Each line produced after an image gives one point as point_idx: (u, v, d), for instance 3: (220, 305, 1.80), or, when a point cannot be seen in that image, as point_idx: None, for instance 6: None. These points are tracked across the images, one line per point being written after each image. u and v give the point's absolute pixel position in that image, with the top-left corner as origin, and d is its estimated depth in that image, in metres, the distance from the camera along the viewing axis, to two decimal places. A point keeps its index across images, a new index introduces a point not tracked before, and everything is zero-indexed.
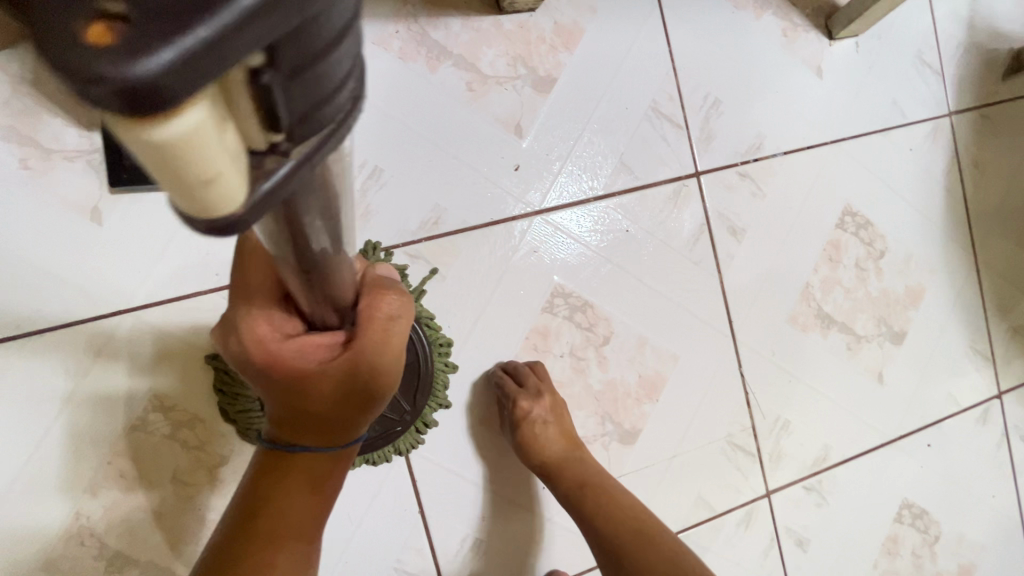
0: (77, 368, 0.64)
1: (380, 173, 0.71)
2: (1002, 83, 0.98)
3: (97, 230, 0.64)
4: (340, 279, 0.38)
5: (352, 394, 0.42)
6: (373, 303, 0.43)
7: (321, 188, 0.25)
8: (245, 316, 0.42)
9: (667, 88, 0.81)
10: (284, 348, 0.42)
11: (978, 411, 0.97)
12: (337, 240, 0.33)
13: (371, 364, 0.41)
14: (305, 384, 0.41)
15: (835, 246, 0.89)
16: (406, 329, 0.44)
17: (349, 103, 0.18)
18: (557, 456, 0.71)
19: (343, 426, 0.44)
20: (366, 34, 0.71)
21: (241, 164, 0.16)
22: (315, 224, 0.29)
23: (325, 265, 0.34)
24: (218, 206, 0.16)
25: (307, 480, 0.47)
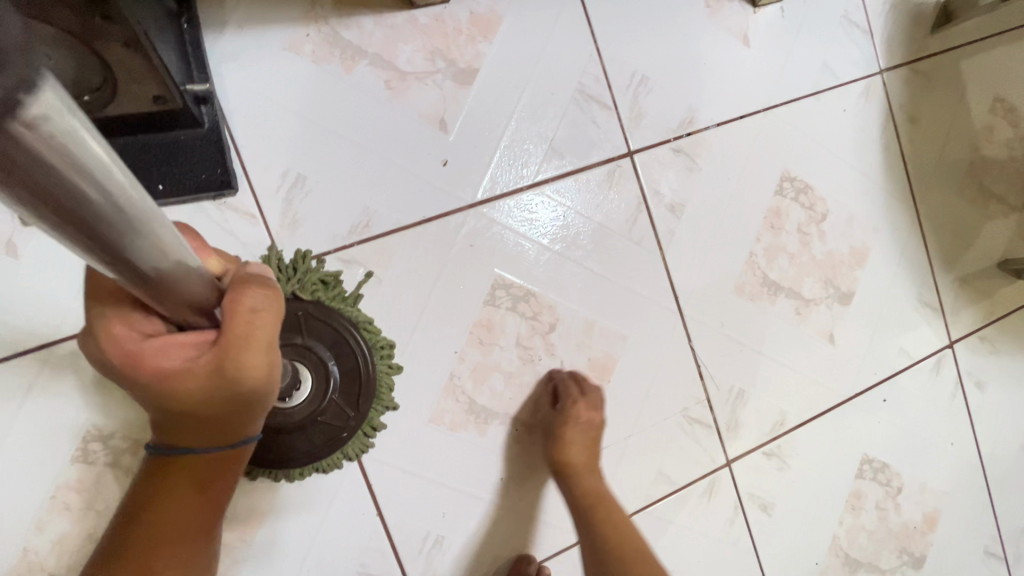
0: (10, 405, 0.63)
1: (304, 180, 0.70)
2: (931, 37, 0.98)
3: (17, 264, 0.63)
4: (188, 285, 0.36)
5: (222, 395, 0.42)
6: (234, 299, 0.40)
7: (84, 194, 0.23)
8: (104, 320, 0.41)
9: (592, 70, 0.80)
10: (143, 349, 0.41)
11: (931, 362, 0.99)
12: (163, 247, 0.31)
13: (235, 365, 0.41)
14: (172, 385, 0.42)
15: (776, 213, 0.90)
16: (274, 323, 0.42)
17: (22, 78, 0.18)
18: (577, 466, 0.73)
19: (221, 427, 0.45)
20: (277, 40, 0.70)
21: None
22: (125, 243, 0.28)
23: (161, 274, 0.33)
24: None
25: (193, 484, 0.50)
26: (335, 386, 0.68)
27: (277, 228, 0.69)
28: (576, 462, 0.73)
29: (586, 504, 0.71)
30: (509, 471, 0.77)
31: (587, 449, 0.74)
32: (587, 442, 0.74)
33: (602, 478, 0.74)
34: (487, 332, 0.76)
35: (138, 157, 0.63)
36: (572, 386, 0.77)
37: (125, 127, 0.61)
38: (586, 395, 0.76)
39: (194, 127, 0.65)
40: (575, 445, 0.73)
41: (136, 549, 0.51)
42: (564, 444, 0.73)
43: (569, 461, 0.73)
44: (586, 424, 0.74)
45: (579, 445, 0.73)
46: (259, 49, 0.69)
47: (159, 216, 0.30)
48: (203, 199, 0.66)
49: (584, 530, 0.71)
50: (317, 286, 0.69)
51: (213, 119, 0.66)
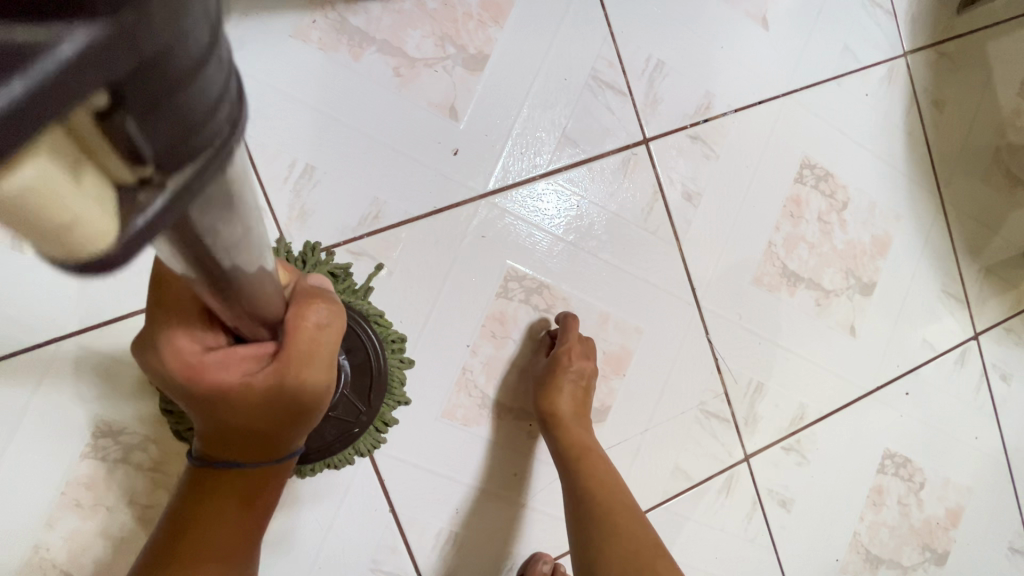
0: (17, 402, 0.62)
1: (312, 171, 0.69)
2: (957, 17, 0.95)
3: (22, 258, 0.62)
4: (262, 296, 0.38)
5: (282, 405, 0.43)
6: (300, 313, 0.42)
7: (220, 212, 0.25)
8: (165, 332, 0.41)
9: (606, 55, 0.78)
10: (206, 361, 0.42)
11: (954, 354, 0.96)
12: (248, 260, 0.33)
13: (297, 376, 0.42)
14: (229, 395, 0.42)
15: (796, 201, 0.87)
16: (336, 338, 0.44)
17: (218, 140, 0.19)
18: (565, 414, 0.71)
19: (277, 439, 0.45)
20: (283, 27, 0.68)
21: (104, 203, 0.17)
22: (228, 257, 0.30)
23: (241, 284, 0.34)
24: (86, 243, 0.17)
25: (237, 498, 0.48)
26: (346, 380, 0.66)
27: (286, 220, 0.68)
28: (561, 415, 0.71)
29: (571, 452, 0.69)
30: (523, 465, 0.76)
31: (575, 402, 0.72)
32: (576, 394, 0.72)
33: (589, 433, 0.71)
34: (501, 324, 0.75)
35: None
36: (573, 332, 0.74)
37: None
38: (580, 344, 0.74)
39: None
40: (563, 395, 0.71)
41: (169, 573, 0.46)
42: (551, 395, 0.71)
43: (556, 411, 0.71)
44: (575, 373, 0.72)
45: (567, 395, 0.71)
46: (265, 36, 0.67)
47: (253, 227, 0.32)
48: None
49: (567, 479, 0.68)
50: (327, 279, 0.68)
51: None
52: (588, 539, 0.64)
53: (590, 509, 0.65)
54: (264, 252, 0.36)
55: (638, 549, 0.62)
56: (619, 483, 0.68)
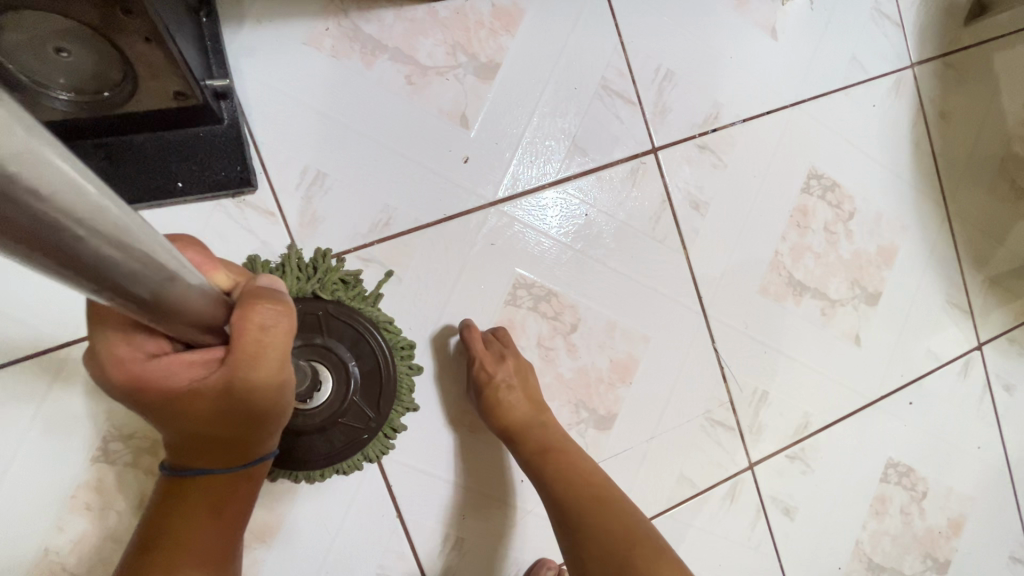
0: (29, 405, 0.62)
1: (323, 178, 0.69)
2: (964, 30, 0.95)
3: None
4: (192, 308, 0.33)
5: (240, 409, 0.40)
6: (243, 317, 0.37)
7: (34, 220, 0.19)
8: (102, 340, 0.38)
9: (616, 64, 0.78)
10: (150, 370, 0.39)
11: (958, 365, 0.97)
12: (162, 275, 0.28)
13: (251, 381, 0.39)
14: (184, 402, 0.40)
15: (803, 211, 0.87)
16: (286, 339, 0.39)
17: None
18: (520, 419, 0.69)
19: (238, 443, 0.43)
20: (296, 34, 0.68)
21: None
22: (107, 271, 0.24)
23: (160, 300, 0.30)
24: None
25: (210, 502, 0.47)
26: (355, 387, 0.66)
27: (297, 227, 0.68)
28: (515, 418, 0.69)
29: (535, 457, 0.67)
30: None
31: (526, 401, 0.70)
32: (521, 397, 0.70)
33: (547, 430, 0.69)
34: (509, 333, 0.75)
35: (156, 156, 0.61)
36: (478, 342, 0.71)
37: (143, 125, 0.59)
38: (492, 351, 0.71)
39: (213, 124, 0.63)
40: (514, 402, 0.69)
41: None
42: (503, 405, 0.69)
43: (512, 421, 0.69)
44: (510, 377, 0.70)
45: (515, 403, 0.69)
46: (278, 43, 0.68)
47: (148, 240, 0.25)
48: (222, 197, 0.65)
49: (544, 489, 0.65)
50: (337, 286, 0.68)
51: (232, 115, 0.64)
52: (571, 537, 0.61)
53: (565, 516, 0.62)
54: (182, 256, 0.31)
55: (625, 539, 0.59)
56: (592, 476, 0.65)
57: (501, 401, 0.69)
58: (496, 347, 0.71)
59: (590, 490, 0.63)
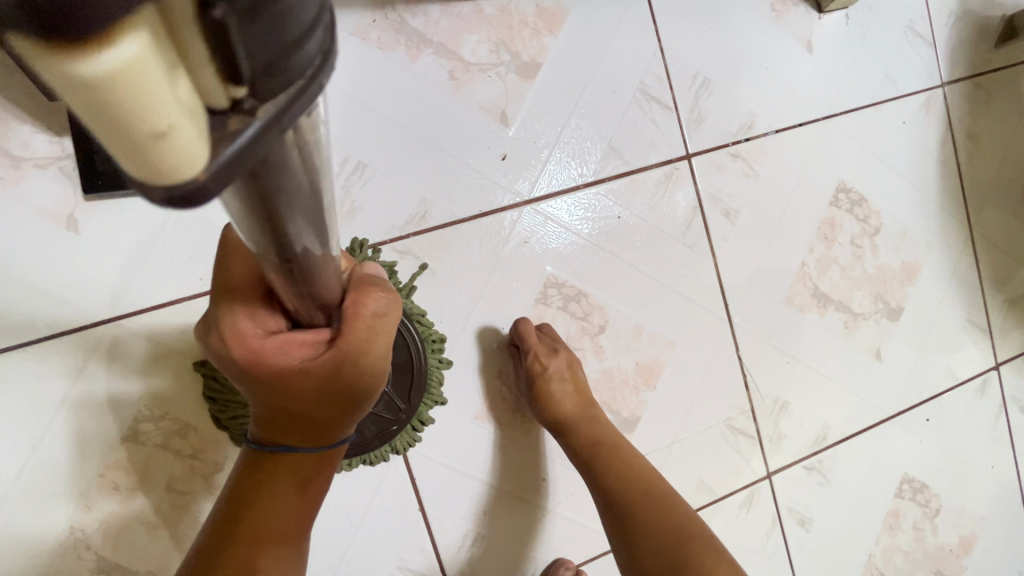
0: (61, 382, 0.62)
1: (364, 168, 0.69)
2: (994, 51, 0.96)
3: (76, 240, 0.63)
4: (325, 277, 0.35)
5: (337, 393, 0.40)
6: (359, 300, 0.39)
7: (300, 179, 0.23)
8: (225, 312, 0.39)
9: (654, 69, 0.79)
10: (264, 345, 0.39)
11: (975, 383, 0.97)
12: (319, 239, 0.30)
13: (354, 364, 0.39)
14: (285, 381, 0.39)
15: (830, 224, 0.88)
16: (394, 327, 0.40)
17: (315, 61, 0.16)
18: (570, 416, 0.70)
19: (330, 425, 0.42)
20: (343, 24, 0.69)
21: (195, 117, 0.14)
22: (294, 223, 0.27)
23: (308, 262, 0.32)
24: (176, 165, 0.14)
25: (292, 482, 0.46)
26: (388, 378, 0.67)
27: (335, 216, 0.68)
28: (563, 414, 0.70)
29: (590, 450, 0.69)
30: (551, 470, 0.76)
31: (574, 397, 0.71)
32: (571, 390, 0.71)
33: (599, 423, 0.71)
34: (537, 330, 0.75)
35: None
36: (532, 335, 0.72)
37: None
38: (545, 344, 0.72)
39: None
40: (561, 399, 0.70)
41: (229, 555, 0.45)
42: (550, 400, 0.69)
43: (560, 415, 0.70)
44: (563, 370, 0.70)
45: (566, 396, 0.70)
46: None
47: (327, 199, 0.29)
48: None
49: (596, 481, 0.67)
50: None
51: None
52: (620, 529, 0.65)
53: (616, 507, 0.65)
54: (333, 231, 0.34)
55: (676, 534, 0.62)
56: (641, 469, 0.68)
57: (551, 403, 0.69)
58: (550, 342, 0.72)
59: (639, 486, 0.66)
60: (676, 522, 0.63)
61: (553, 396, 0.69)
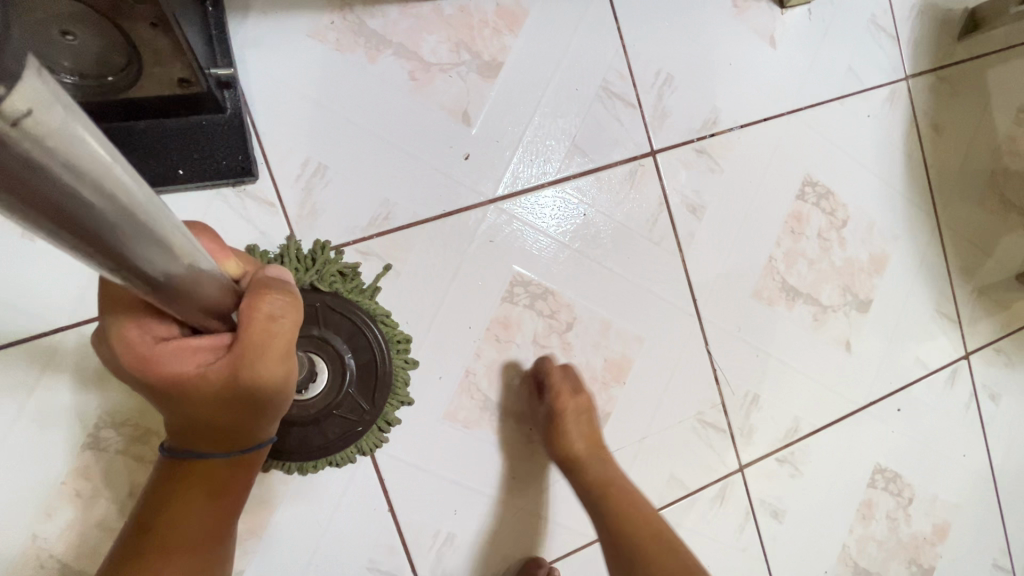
0: (20, 389, 0.62)
1: (324, 170, 0.69)
2: (957, 44, 0.97)
3: (34, 246, 0.63)
4: (199, 286, 0.35)
5: (238, 399, 0.40)
6: (253, 305, 0.39)
7: (61, 186, 0.21)
8: (115, 322, 0.39)
9: (617, 67, 0.79)
10: (156, 354, 0.39)
11: (946, 373, 0.98)
12: (167, 251, 0.30)
13: (251, 370, 0.39)
14: (182, 389, 0.39)
15: (797, 217, 0.89)
16: (293, 331, 0.40)
17: None
18: (581, 454, 0.71)
19: (238, 429, 0.43)
20: (300, 26, 0.68)
21: None
22: (127, 242, 0.26)
23: (166, 275, 0.31)
24: None
25: (206, 489, 0.46)
26: (351, 379, 0.67)
27: (296, 218, 0.68)
28: (575, 453, 0.71)
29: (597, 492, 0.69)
30: (522, 469, 0.76)
31: (587, 438, 0.72)
32: (586, 428, 0.72)
33: (609, 464, 0.71)
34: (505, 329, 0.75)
35: (158, 142, 0.62)
36: (557, 372, 0.74)
37: (147, 111, 0.60)
38: (570, 382, 0.73)
39: (217, 113, 0.63)
40: (574, 436, 0.71)
41: (144, 564, 0.45)
42: (564, 435, 0.71)
43: (571, 452, 0.71)
44: (582, 410, 0.72)
45: (579, 435, 0.72)
46: (282, 35, 0.68)
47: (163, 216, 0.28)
48: (222, 185, 0.65)
49: (611, 533, 0.67)
50: (335, 278, 0.68)
51: (236, 104, 0.64)
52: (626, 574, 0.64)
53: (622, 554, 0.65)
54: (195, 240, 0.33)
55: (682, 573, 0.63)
56: (645, 509, 0.69)
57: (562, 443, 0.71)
58: (563, 381, 0.73)
59: (645, 525, 0.67)
60: (682, 559, 0.64)
61: (567, 434, 0.71)
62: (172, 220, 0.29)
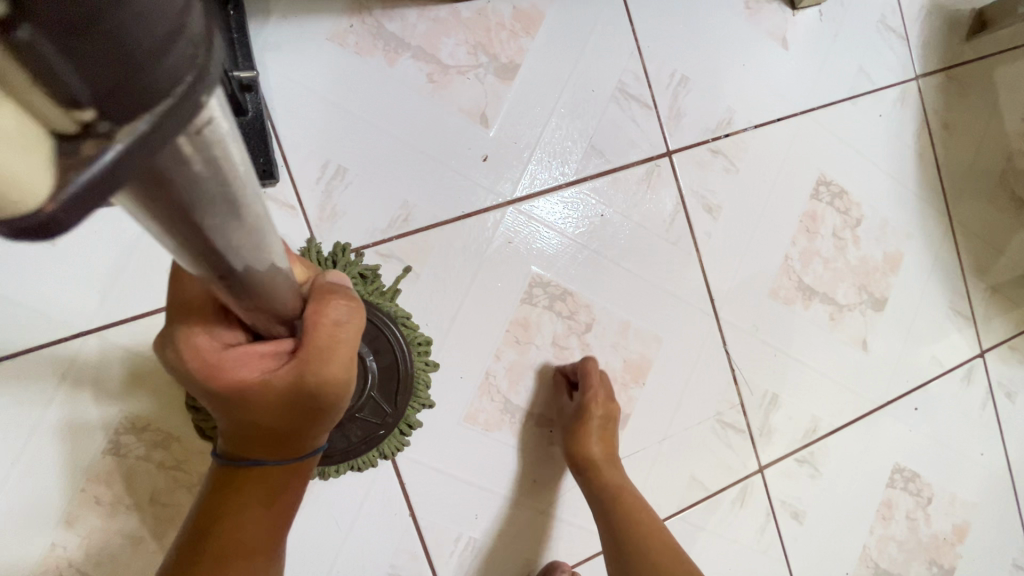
0: (40, 396, 0.61)
1: (344, 173, 0.69)
2: (966, 44, 0.98)
3: (53, 250, 0.62)
4: (275, 290, 0.35)
5: (301, 405, 0.40)
6: (318, 310, 0.39)
7: (214, 194, 0.23)
8: (181, 328, 0.39)
9: (632, 68, 0.80)
10: (223, 359, 0.39)
11: (962, 371, 0.98)
12: (257, 253, 0.30)
13: (317, 375, 0.39)
14: (248, 394, 0.39)
15: (812, 217, 0.89)
16: (357, 335, 0.40)
17: (188, 73, 0.15)
18: (597, 457, 0.71)
19: (301, 435, 0.42)
20: (320, 30, 0.69)
21: (28, 145, 0.13)
22: (238, 244, 0.28)
23: (250, 277, 0.32)
24: (13, 201, 0.13)
25: (261, 497, 0.45)
26: (373, 383, 0.66)
27: (316, 221, 0.68)
28: (592, 455, 0.71)
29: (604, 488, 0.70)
30: (543, 473, 0.76)
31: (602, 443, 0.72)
32: (603, 436, 0.72)
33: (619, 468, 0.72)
34: (525, 330, 0.75)
35: None
36: (596, 376, 0.74)
37: None
38: (605, 389, 0.74)
39: (239, 116, 0.63)
40: (593, 439, 0.71)
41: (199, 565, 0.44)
42: (582, 437, 0.71)
43: (588, 455, 0.71)
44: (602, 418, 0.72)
45: (597, 440, 0.72)
46: (302, 39, 0.68)
47: (261, 212, 0.28)
48: None
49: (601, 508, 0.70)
50: (356, 280, 0.68)
51: (257, 107, 0.64)
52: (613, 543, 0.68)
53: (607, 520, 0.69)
54: (276, 244, 0.34)
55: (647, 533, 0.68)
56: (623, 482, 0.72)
57: (581, 442, 0.71)
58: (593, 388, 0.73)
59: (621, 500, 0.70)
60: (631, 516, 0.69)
61: (585, 436, 0.71)
62: (268, 222, 0.30)
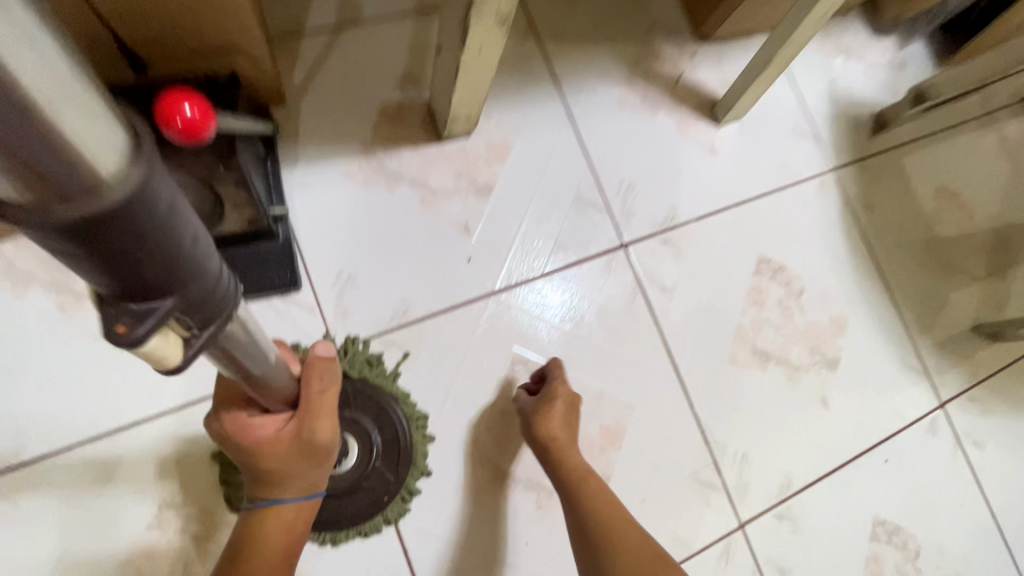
0: (101, 476, 0.75)
1: (354, 278, 0.85)
2: (871, 140, 1.17)
3: (122, 355, 0.78)
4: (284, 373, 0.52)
5: (305, 449, 0.55)
6: (309, 379, 0.56)
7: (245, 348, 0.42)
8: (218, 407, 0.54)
9: (587, 180, 0.98)
10: (249, 424, 0.54)
11: (926, 423, 1.05)
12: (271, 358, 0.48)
13: (313, 425, 0.55)
14: (268, 447, 0.53)
15: (757, 290, 1.02)
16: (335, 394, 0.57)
17: (227, 301, 0.36)
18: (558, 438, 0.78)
19: (306, 477, 0.56)
20: (336, 171, 0.88)
21: (176, 346, 0.34)
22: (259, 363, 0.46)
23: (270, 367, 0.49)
24: (169, 364, 0.34)
25: (280, 534, 0.57)
26: (377, 453, 0.78)
27: (331, 318, 0.83)
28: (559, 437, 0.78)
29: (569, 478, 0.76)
30: (533, 535, 0.83)
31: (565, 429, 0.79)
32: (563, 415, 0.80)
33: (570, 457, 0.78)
34: (510, 403, 0.86)
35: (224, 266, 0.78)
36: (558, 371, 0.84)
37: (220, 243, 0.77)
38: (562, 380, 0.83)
39: (272, 241, 0.81)
40: (554, 422, 0.79)
41: None
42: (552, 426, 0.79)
43: (549, 441, 0.78)
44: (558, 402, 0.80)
45: (557, 420, 0.79)
46: (322, 178, 0.88)
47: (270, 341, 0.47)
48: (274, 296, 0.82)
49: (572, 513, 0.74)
50: (363, 366, 0.82)
51: (286, 235, 0.82)
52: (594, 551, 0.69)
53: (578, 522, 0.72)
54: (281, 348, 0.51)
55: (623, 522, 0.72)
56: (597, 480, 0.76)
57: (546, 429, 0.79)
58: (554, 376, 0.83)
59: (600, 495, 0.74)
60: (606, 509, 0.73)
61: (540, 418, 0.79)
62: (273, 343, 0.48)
